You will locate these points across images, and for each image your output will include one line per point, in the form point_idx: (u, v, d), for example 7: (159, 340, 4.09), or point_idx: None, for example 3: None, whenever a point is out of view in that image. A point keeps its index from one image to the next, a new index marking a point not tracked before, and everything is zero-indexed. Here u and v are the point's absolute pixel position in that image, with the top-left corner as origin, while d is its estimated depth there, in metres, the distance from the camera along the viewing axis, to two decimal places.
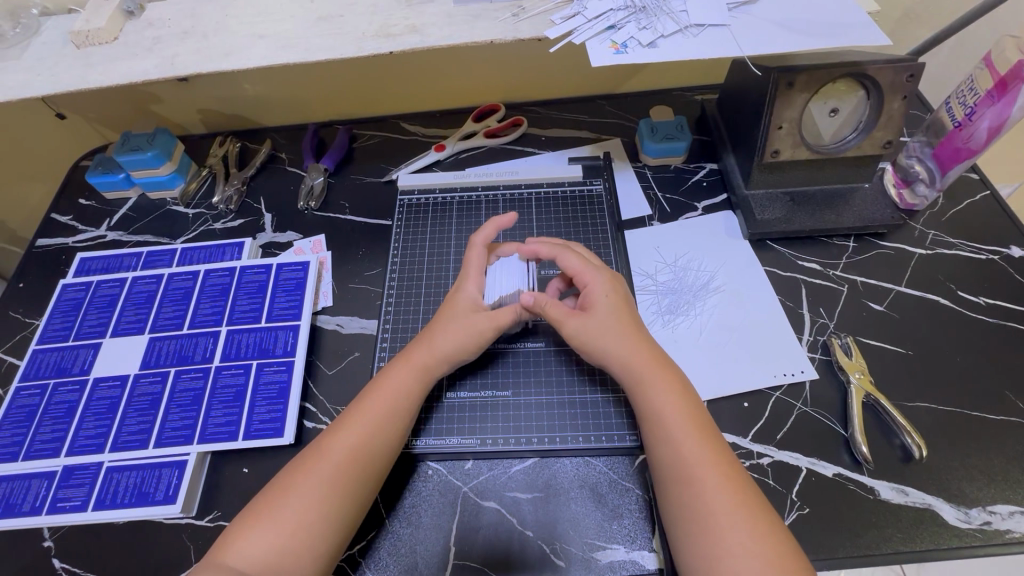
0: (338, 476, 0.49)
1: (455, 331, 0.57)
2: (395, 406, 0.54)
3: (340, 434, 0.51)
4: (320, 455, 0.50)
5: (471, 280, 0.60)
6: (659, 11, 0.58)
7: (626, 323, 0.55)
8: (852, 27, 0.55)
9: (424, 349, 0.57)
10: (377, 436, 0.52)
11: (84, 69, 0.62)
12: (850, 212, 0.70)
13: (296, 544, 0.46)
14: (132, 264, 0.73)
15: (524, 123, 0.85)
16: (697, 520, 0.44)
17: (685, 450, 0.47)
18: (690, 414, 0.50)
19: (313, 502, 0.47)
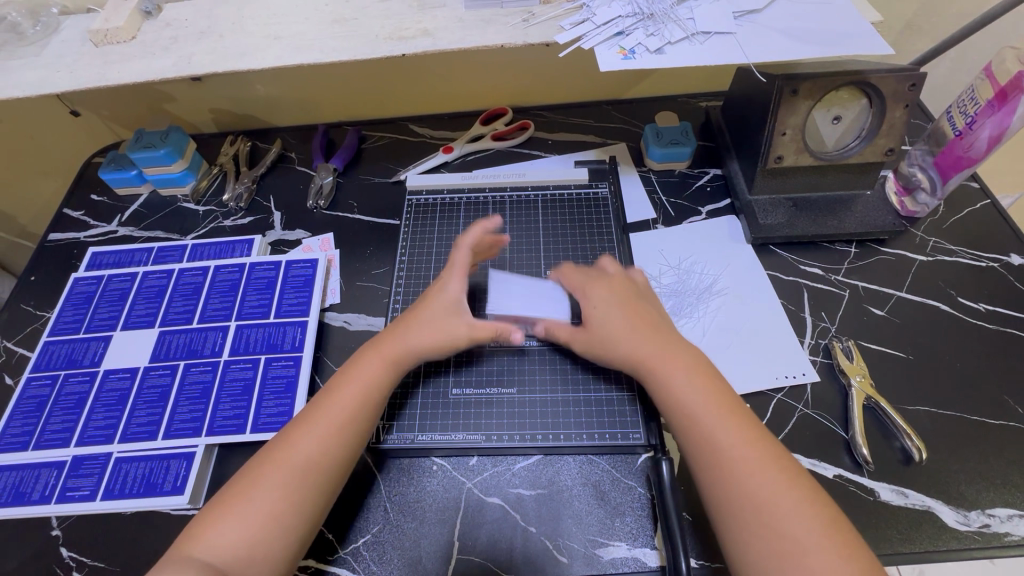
0: (309, 474, 0.49)
1: (429, 329, 0.57)
2: (363, 401, 0.54)
3: (305, 430, 0.51)
4: (288, 449, 0.50)
5: (453, 276, 0.61)
6: (666, 18, 0.59)
7: (633, 319, 0.56)
8: (855, 36, 0.57)
9: (395, 343, 0.57)
10: (346, 430, 0.52)
11: (102, 67, 0.63)
12: (852, 218, 0.71)
13: (267, 537, 0.47)
14: (142, 259, 0.74)
15: (531, 126, 0.87)
16: (751, 506, 0.45)
17: (721, 435, 0.48)
18: (718, 395, 0.51)
19: (283, 499, 0.48)
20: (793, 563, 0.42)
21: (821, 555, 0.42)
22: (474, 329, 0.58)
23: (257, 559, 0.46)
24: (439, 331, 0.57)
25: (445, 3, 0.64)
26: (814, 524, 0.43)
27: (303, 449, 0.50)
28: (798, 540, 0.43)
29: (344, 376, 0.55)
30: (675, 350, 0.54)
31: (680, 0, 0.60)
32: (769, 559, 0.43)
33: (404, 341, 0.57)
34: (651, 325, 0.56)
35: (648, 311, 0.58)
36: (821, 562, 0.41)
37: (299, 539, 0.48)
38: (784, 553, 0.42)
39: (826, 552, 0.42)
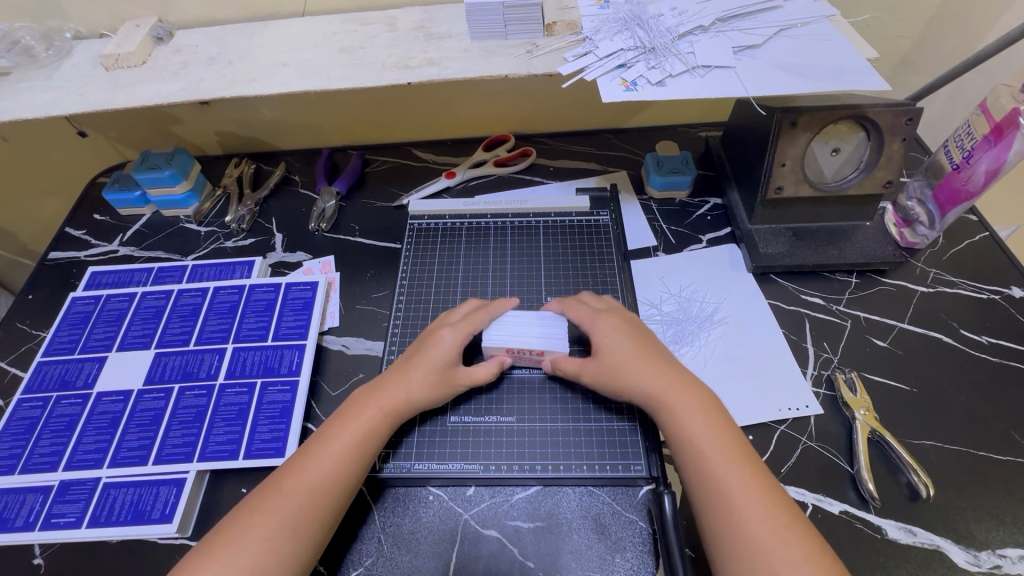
0: (301, 523, 0.48)
1: (428, 380, 0.57)
2: (359, 448, 0.53)
3: (302, 475, 0.50)
4: (282, 493, 0.49)
5: (456, 329, 0.60)
6: (668, 52, 0.60)
7: (646, 353, 0.57)
8: (850, 73, 0.58)
9: (396, 387, 0.56)
10: (337, 478, 0.51)
11: (112, 90, 0.64)
12: (853, 249, 0.71)
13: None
14: (142, 279, 0.74)
15: (532, 154, 0.88)
16: (759, 552, 0.43)
17: (728, 478, 0.47)
18: (732, 437, 0.50)
19: (271, 550, 0.46)
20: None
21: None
22: (471, 378, 0.59)
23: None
24: (435, 382, 0.57)
25: (452, 34, 0.66)
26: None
27: (295, 496, 0.49)
28: None
29: (344, 417, 0.55)
30: (687, 385, 0.54)
31: (681, 34, 0.62)
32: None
33: (405, 386, 0.57)
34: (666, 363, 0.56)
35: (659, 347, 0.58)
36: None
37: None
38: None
39: None
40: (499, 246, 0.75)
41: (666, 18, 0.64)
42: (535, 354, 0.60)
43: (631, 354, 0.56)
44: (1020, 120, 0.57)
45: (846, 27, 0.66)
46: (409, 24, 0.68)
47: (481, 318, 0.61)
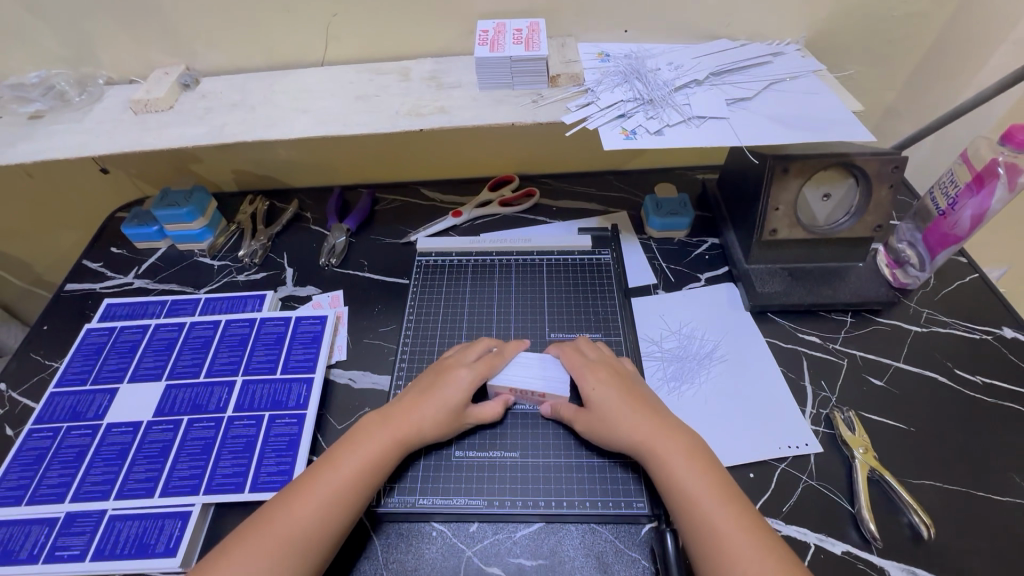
0: (301, 552, 0.48)
1: (435, 416, 0.58)
2: (360, 479, 0.53)
3: (306, 503, 0.51)
4: (283, 521, 0.49)
5: (469, 368, 0.61)
6: (665, 103, 0.64)
7: (638, 402, 0.58)
8: (837, 124, 0.62)
9: (402, 419, 0.58)
10: (339, 508, 0.51)
11: (140, 133, 0.68)
12: (846, 289, 0.73)
13: None
14: (156, 311, 0.76)
15: (536, 194, 0.91)
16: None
17: (724, 529, 0.48)
18: (725, 485, 0.51)
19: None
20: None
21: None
22: (481, 418, 0.60)
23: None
24: (444, 419, 0.58)
25: (462, 84, 0.70)
26: None
27: (296, 525, 0.49)
28: None
29: (348, 446, 0.55)
30: (679, 433, 0.55)
31: (677, 87, 0.66)
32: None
33: (412, 419, 0.58)
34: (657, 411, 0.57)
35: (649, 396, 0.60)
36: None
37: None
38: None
39: None
40: (504, 283, 0.77)
41: (663, 73, 0.68)
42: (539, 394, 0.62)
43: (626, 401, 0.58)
44: (999, 170, 0.60)
45: (832, 81, 0.70)
46: (422, 75, 0.73)
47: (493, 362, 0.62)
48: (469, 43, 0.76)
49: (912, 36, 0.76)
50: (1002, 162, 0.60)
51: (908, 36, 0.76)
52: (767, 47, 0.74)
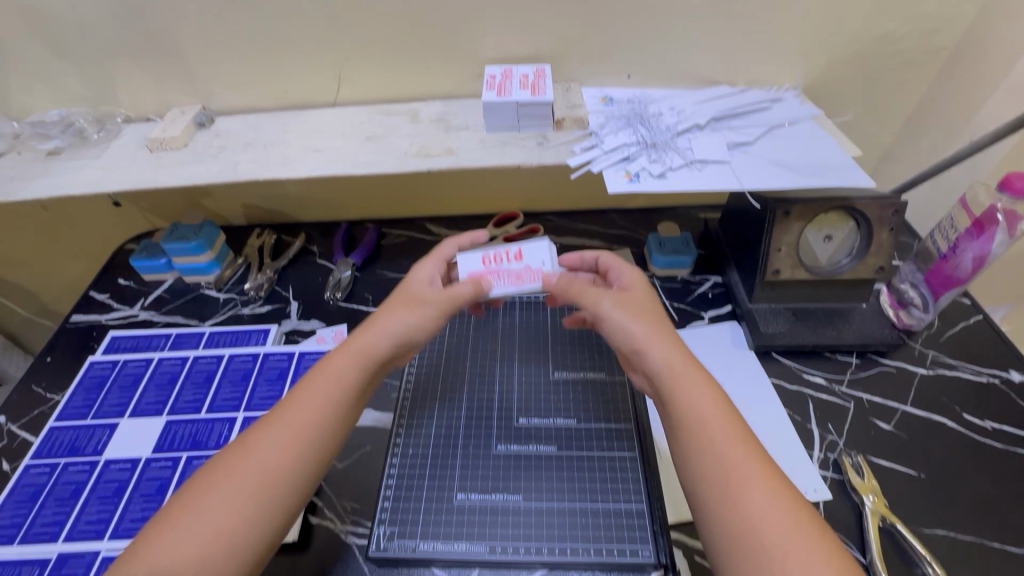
0: (265, 487, 0.49)
1: (400, 317, 0.56)
2: (322, 409, 0.53)
3: (262, 440, 0.51)
4: (244, 459, 0.50)
5: (431, 264, 0.60)
6: (668, 147, 0.66)
7: (620, 311, 0.55)
8: (837, 170, 0.64)
9: (365, 335, 0.56)
10: (303, 443, 0.51)
11: (154, 169, 0.69)
12: (851, 330, 0.73)
13: (214, 545, 0.46)
14: (160, 345, 0.76)
15: (539, 231, 0.91)
16: (759, 533, 0.44)
17: (722, 458, 0.48)
18: (717, 407, 0.51)
19: (237, 513, 0.47)
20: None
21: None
22: (442, 308, 0.56)
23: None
24: (406, 324, 0.56)
25: (469, 126, 0.72)
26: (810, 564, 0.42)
27: (255, 463, 0.49)
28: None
29: (309, 380, 0.55)
30: (665, 342, 0.53)
31: (680, 132, 0.67)
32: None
33: (374, 334, 0.56)
34: (640, 318, 0.55)
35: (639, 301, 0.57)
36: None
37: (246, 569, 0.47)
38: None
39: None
40: (508, 319, 0.76)
41: (665, 117, 0.70)
42: (515, 269, 0.60)
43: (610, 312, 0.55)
44: (998, 216, 0.61)
45: (830, 126, 0.72)
46: (430, 117, 0.75)
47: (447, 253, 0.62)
48: (477, 86, 0.79)
49: (906, 83, 0.78)
50: (1002, 209, 0.61)
51: (902, 83, 0.78)
52: (766, 93, 0.76)
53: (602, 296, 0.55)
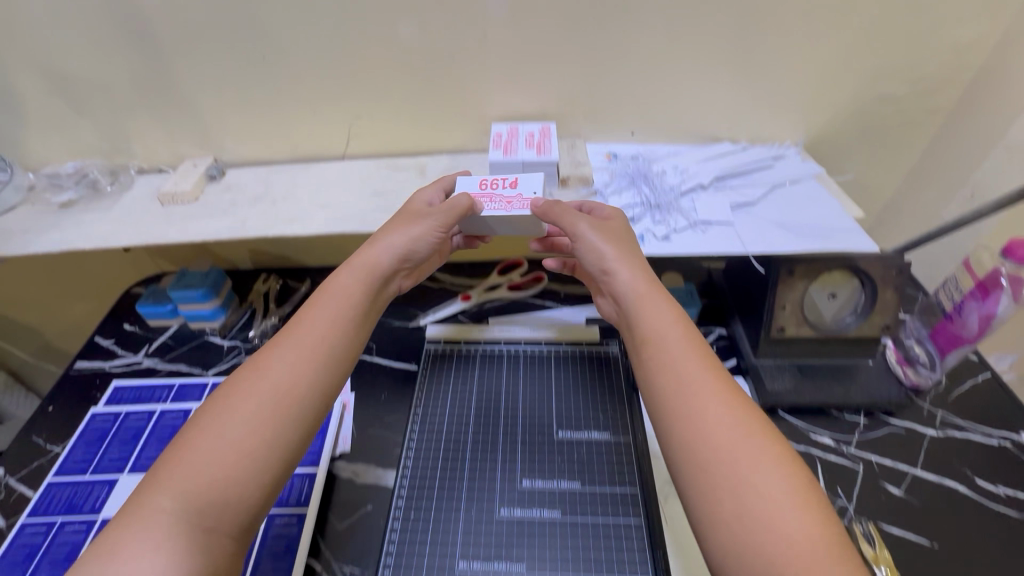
0: (278, 400, 0.50)
1: (397, 241, 0.62)
2: (328, 327, 0.56)
3: (270, 358, 0.53)
4: (255, 374, 0.51)
5: (428, 193, 0.66)
6: (671, 208, 0.67)
7: (596, 233, 0.59)
8: (841, 232, 0.65)
9: (365, 256, 0.61)
10: (316, 362, 0.53)
11: (165, 224, 0.71)
12: (857, 388, 0.73)
13: (233, 464, 0.46)
14: (162, 395, 0.76)
15: (545, 279, 0.93)
16: (722, 455, 0.44)
17: (690, 381, 0.49)
18: (685, 325, 0.53)
19: (252, 432, 0.48)
20: (757, 511, 0.41)
21: (786, 506, 0.41)
22: (441, 221, 0.60)
23: (222, 527, 0.45)
24: (408, 236, 0.62)
25: None
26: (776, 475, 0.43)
27: (268, 382, 0.51)
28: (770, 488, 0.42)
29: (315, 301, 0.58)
30: (632, 265, 0.57)
31: (683, 192, 0.68)
32: (731, 518, 0.42)
33: (375, 254, 0.61)
34: (617, 239, 0.59)
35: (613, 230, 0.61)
36: (783, 512, 0.41)
37: (265, 487, 0.48)
38: (752, 509, 0.41)
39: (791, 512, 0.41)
40: (513, 375, 0.76)
41: (668, 177, 0.71)
42: (508, 194, 0.63)
43: (586, 236, 0.59)
44: (1003, 280, 0.61)
45: (832, 185, 0.73)
46: (436, 172, 0.76)
47: (436, 193, 0.66)
48: (482, 141, 0.80)
49: (907, 141, 0.79)
50: (1005, 274, 0.61)
51: (903, 141, 0.79)
52: (768, 151, 0.77)
53: (578, 215, 0.59)
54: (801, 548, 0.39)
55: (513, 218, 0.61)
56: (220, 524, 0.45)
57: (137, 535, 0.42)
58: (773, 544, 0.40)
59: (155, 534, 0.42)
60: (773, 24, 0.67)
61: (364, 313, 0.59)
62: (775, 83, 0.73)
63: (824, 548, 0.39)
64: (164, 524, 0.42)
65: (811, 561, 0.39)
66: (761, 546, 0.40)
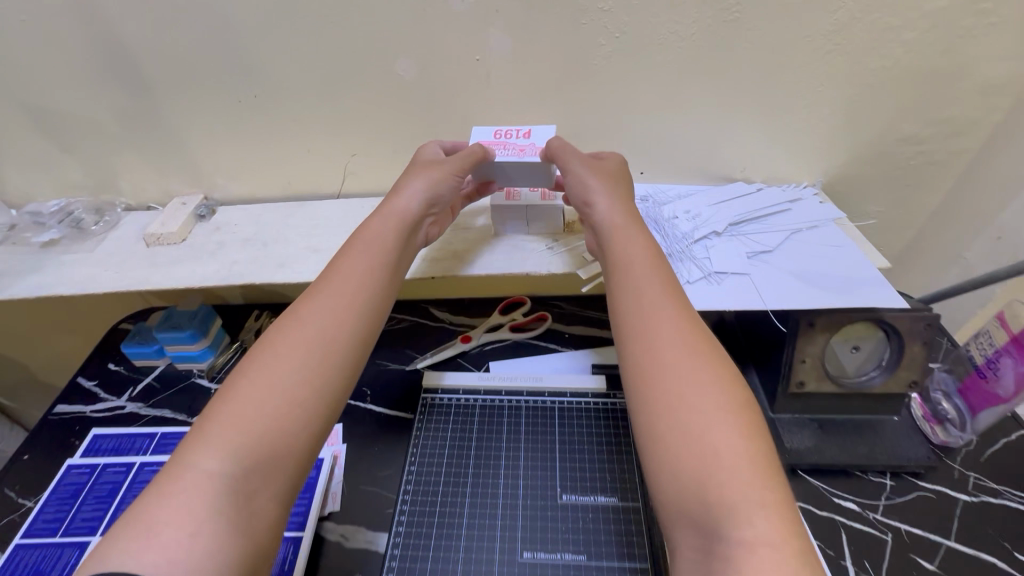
0: (324, 351, 0.51)
1: (415, 184, 0.62)
2: (365, 281, 0.57)
3: (310, 309, 0.53)
4: (298, 328, 0.52)
5: (438, 144, 0.67)
6: (684, 257, 0.63)
7: (591, 174, 0.61)
8: (865, 285, 0.61)
9: (390, 205, 0.61)
10: (353, 316, 0.54)
11: (149, 268, 0.67)
12: (883, 448, 0.68)
13: (287, 415, 0.47)
14: (143, 446, 0.72)
15: (549, 317, 0.88)
16: (668, 377, 0.46)
17: (645, 306, 0.52)
18: (655, 260, 0.55)
19: (302, 385, 0.49)
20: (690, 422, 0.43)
21: (724, 427, 0.43)
22: (458, 166, 0.62)
23: (265, 490, 0.45)
24: (430, 181, 0.62)
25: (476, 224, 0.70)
26: (715, 397, 0.44)
27: (308, 335, 0.52)
28: (703, 402, 0.44)
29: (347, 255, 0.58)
30: (614, 199, 0.60)
31: (696, 239, 0.65)
32: (667, 429, 0.44)
33: (402, 203, 0.62)
34: (607, 180, 0.61)
35: (609, 172, 0.63)
36: (719, 431, 0.42)
37: (313, 437, 0.49)
38: (687, 424, 0.44)
39: (727, 429, 0.43)
40: (514, 429, 0.71)
41: (680, 222, 0.68)
42: (520, 143, 0.65)
43: (578, 171, 0.61)
44: None
45: (852, 230, 0.69)
46: None
47: (448, 145, 0.67)
48: None
49: (932, 183, 0.75)
50: None
51: (928, 183, 0.75)
52: (784, 193, 0.74)
53: (577, 155, 0.61)
54: (727, 463, 0.41)
55: (525, 164, 0.62)
56: (262, 489, 0.45)
57: (171, 497, 0.41)
58: (705, 459, 0.41)
59: (197, 498, 0.42)
60: (791, 64, 0.63)
61: (395, 266, 0.60)
62: (793, 125, 0.69)
63: (752, 467, 0.41)
64: (221, 484, 0.43)
65: (734, 475, 0.40)
66: (693, 461, 0.42)
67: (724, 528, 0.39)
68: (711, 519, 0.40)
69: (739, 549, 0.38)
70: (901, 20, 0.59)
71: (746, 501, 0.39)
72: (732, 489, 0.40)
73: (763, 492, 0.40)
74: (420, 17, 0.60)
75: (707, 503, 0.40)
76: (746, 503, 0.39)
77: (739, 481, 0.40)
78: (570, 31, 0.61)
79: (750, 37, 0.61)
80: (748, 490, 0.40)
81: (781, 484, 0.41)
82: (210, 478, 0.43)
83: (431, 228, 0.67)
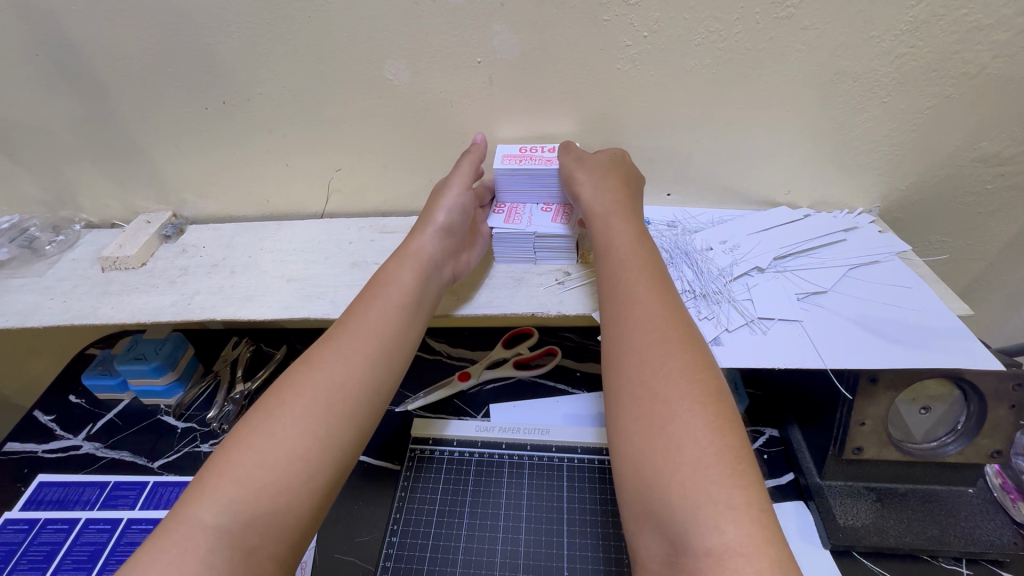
0: (335, 401, 0.43)
1: (431, 209, 0.55)
2: (386, 320, 0.48)
3: (323, 354, 0.45)
4: (308, 372, 0.44)
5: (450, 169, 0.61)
6: (721, 298, 0.55)
7: (581, 169, 0.54)
8: (940, 338, 0.50)
9: (413, 238, 0.55)
10: (371, 350, 0.46)
11: (98, 296, 0.59)
12: (958, 530, 0.56)
13: (289, 467, 0.39)
14: (92, 497, 0.65)
15: (558, 352, 0.78)
16: (635, 366, 0.40)
17: (620, 293, 0.45)
18: (639, 243, 0.49)
19: (309, 432, 0.41)
20: (659, 413, 0.37)
21: (691, 420, 0.36)
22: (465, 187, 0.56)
23: (266, 547, 0.37)
24: (448, 209, 0.55)
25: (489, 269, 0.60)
26: (685, 386, 0.38)
27: (319, 381, 0.43)
28: (670, 394, 0.38)
29: (366, 295, 0.51)
30: (599, 182, 0.53)
31: (734, 276, 0.57)
32: (632, 421, 0.38)
33: (424, 237, 0.54)
34: (595, 169, 0.54)
35: (605, 160, 0.55)
36: (685, 425, 0.36)
37: (321, 492, 0.40)
38: (651, 416, 0.38)
39: (697, 422, 0.36)
40: (514, 492, 0.61)
41: (716, 255, 0.59)
42: (546, 153, 0.59)
43: (565, 164, 0.55)
44: None
45: (919, 265, 0.59)
46: None
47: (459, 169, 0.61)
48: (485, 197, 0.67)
49: (1013, 210, 0.63)
50: None
51: (1008, 209, 0.63)
52: (836, 221, 0.63)
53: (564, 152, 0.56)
54: (692, 460, 0.35)
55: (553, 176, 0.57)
56: (264, 545, 0.37)
57: (160, 558, 0.35)
58: (667, 456, 0.35)
59: (188, 556, 0.35)
60: (850, 71, 0.53)
61: (423, 287, 0.52)
62: (847, 141, 0.59)
63: (719, 465, 0.34)
64: (211, 548, 0.35)
65: (699, 472, 0.34)
66: (656, 457, 0.36)
67: (688, 535, 0.33)
68: (675, 521, 0.33)
69: (705, 560, 0.31)
70: (992, 18, 0.49)
71: (710, 503, 0.33)
72: (695, 491, 0.34)
73: (730, 493, 0.33)
74: (412, 13, 0.51)
75: (671, 505, 0.34)
76: (711, 507, 0.33)
77: (700, 479, 0.34)
78: (589, 31, 0.52)
79: (803, 39, 0.51)
80: (713, 488, 0.33)
81: (760, 483, 0.34)
82: (196, 537, 0.36)
83: (467, 252, 0.59)
